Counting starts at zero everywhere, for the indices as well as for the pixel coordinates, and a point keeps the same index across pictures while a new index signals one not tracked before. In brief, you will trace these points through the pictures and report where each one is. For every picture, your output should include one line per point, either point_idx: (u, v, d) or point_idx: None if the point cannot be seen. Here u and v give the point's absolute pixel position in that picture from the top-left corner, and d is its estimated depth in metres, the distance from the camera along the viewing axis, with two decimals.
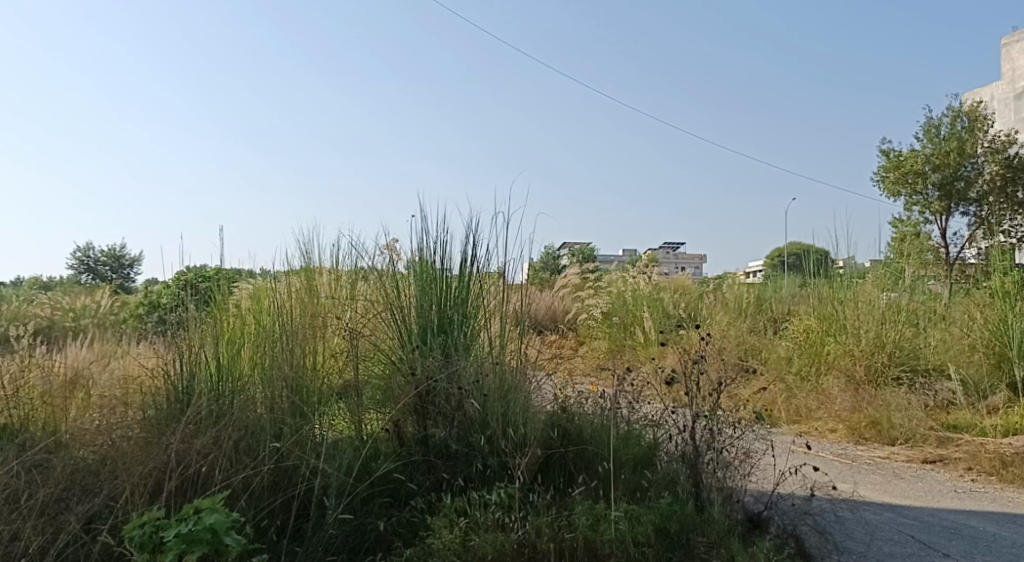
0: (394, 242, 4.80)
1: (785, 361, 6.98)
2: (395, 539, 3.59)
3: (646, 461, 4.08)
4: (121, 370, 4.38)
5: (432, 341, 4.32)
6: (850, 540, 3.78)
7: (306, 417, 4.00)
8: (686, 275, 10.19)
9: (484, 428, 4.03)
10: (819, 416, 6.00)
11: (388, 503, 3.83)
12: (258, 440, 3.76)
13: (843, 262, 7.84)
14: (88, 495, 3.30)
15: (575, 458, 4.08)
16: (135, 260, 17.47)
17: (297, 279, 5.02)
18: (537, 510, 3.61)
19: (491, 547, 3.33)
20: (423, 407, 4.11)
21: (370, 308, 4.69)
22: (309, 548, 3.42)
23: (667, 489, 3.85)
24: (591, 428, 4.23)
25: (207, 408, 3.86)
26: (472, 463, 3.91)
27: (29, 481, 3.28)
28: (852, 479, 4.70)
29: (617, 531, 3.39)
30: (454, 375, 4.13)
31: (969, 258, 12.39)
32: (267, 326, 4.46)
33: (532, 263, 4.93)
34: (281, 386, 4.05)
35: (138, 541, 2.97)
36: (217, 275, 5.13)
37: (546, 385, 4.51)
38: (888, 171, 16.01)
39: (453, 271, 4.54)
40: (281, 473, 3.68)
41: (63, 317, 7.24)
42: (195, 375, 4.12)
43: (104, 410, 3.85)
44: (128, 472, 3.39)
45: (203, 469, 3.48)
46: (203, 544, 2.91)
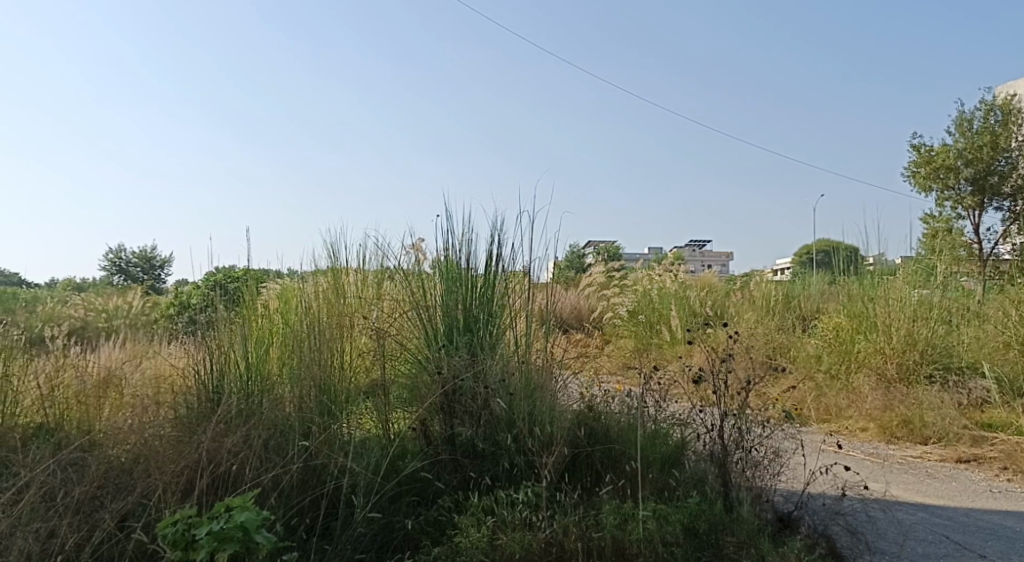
0: (419, 242, 4.83)
1: (814, 359, 6.89)
2: (423, 537, 3.61)
3: (674, 460, 4.05)
4: (152, 370, 4.45)
5: (458, 339, 4.33)
6: (882, 540, 3.73)
7: (334, 416, 4.07)
8: (712, 273, 10.13)
9: (510, 427, 4.02)
10: (849, 415, 5.93)
11: (416, 502, 3.85)
12: (287, 439, 3.79)
13: (873, 258, 7.72)
14: (122, 493, 3.36)
15: (602, 457, 4.06)
16: (165, 261, 17.79)
17: (324, 279, 5.08)
18: (565, 509, 3.61)
19: (519, 546, 3.33)
20: (450, 405, 4.10)
21: (395, 307, 4.71)
22: (338, 546, 3.44)
23: (695, 489, 3.82)
24: (617, 427, 4.21)
25: (237, 407, 3.90)
26: (499, 461, 3.90)
27: (65, 478, 3.35)
28: (883, 478, 4.64)
29: (645, 531, 3.37)
30: (480, 374, 4.15)
31: (1004, 254, 12.19)
32: (295, 326, 4.50)
33: (557, 262, 4.93)
34: (310, 385, 4.10)
35: (170, 539, 3.01)
36: (245, 275, 5.19)
37: (572, 384, 4.50)
38: (919, 167, 15.84)
39: (478, 270, 4.56)
40: (309, 472, 3.71)
41: (96, 318, 7.39)
42: (225, 374, 4.17)
43: (136, 409, 3.91)
44: (161, 471, 3.44)
45: (233, 467, 3.52)
46: (234, 542, 2.94)
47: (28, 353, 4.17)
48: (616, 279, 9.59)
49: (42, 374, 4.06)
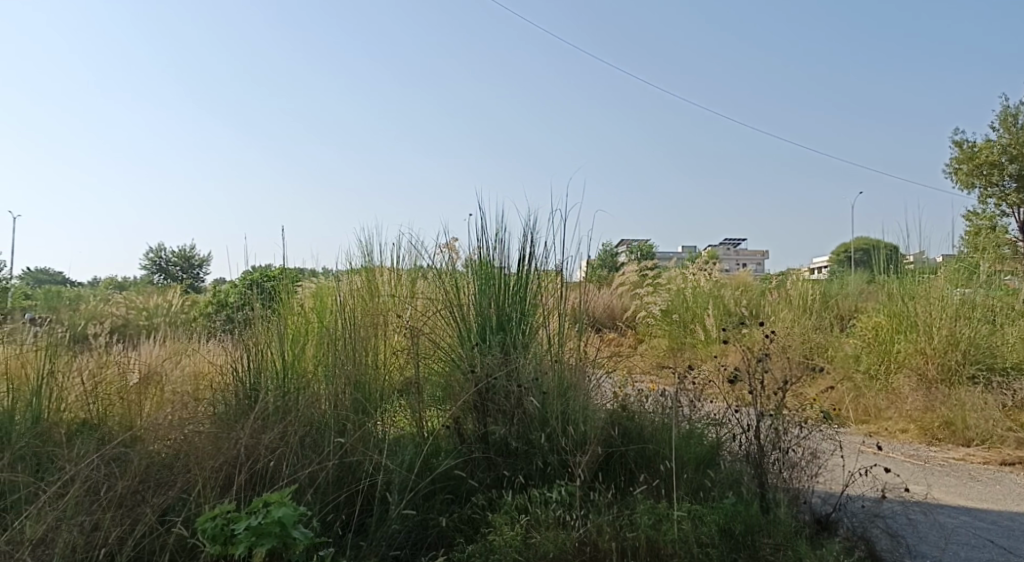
0: (452, 242, 4.85)
1: (852, 359, 6.77)
2: (457, 535, 3.62)
3: (709, 460, 4.01)
4: (191, 367, 4.53)
5: (491, 338, 4.33)
6: (923, 544, 3.65)
7: (368, 414, 4.10)
8: (746, 271, 10.02)
9: (544, 425, 4.02)
10: (889, 416, 5.84)
11: (450, 500, 3.87)
12: (323, 436, 3.84)
13: (912, 256, 7.57)
14: (162, 488, 3.42)
15: (636, 457, 4.05)
16: (204, 261, 18.16)
17: (358, 279, 5.12)
18: (598, 509, 3.60)
19: (553, 545, 3.32)
20: (483, 404, 4.13)
21: (429, 305, 4.73)
22: (373, 542, 3.47)
23: (731, 489, 3.79)
24: (651, 427, 4.18)
25: (274, 404, 3.95)
26: (532, 460, 3.91)
27: (108, 473, 3.41)
28: (924, 481, 4.56)
29: (680, 531, 3.35)
30: (513, 373, 4.15)
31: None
32: (330, 325, 4.54)
33: (590, 260, 4.91)
34: (344, 383, 4.14)
35: (210, 534, 3.07)
36: (282, 274, 5.26)
37: (605, 384, 4.47)
38: (961, 163, 15.54)
39: (511, 269, 4.57)
40: (344, 469, 3.75)
41: (137, 317, 7.54)
42: (261, 371, 4.22)
43: (176, 405, 3.98)
44: (200, 466, 3.50)
45: (271, 463, 3.58)
46: (272, 537, 2.99)
47: (72, 350, 4.26)
48: (649, 278, 9.53)
49: (85, 370, 4.15)
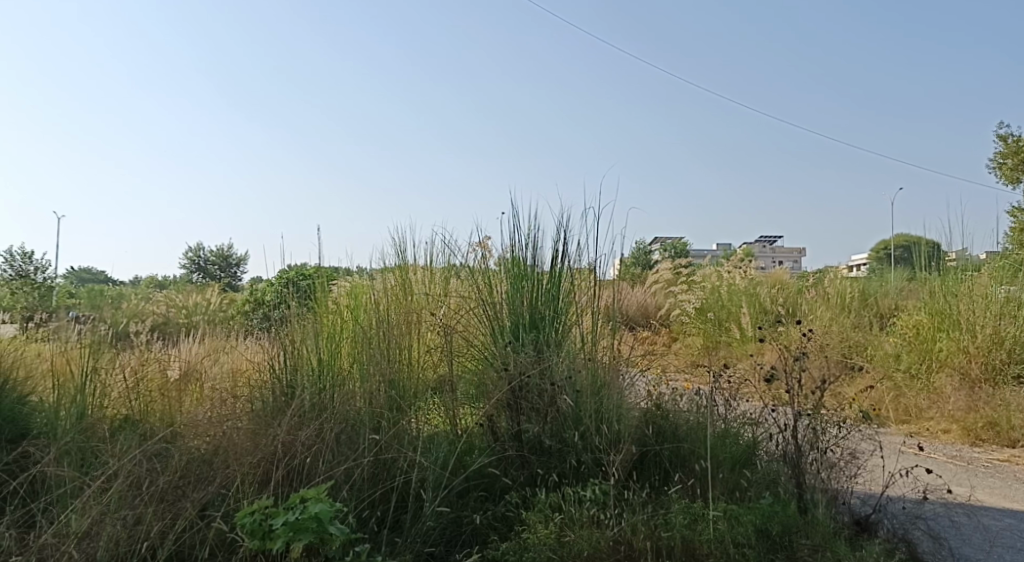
0: (485, 240, 4.87)
1: (892, 358, 6.64)
2: (491, 533, 3.63)
3: (745, 460, 3.97)
4: (229, 364, 4.61)
5: (524, 336, 4.33)
6: (966, 546, 3.58)
7: (403, 411, 4.12)
8: (782, 269, 9.88)
9: (577, 424, 4.02)
10: (930, 416, 5.72)
11: (484, 497, 3.89)
12: (358, 433, 3.87)
13: (954, 254, 7.40)
14: (202, 483, 3.49)
15: (670, 456, 4.02)
16: (241, 260, 18.50)
17: (392, 277, 5.16)
18: (633, 508, 3.58)
19: (587, 544, 3.31)
20: (517, 402, 4.11)
21: (462, 303, 4.75)
22: (408, 539, 3.50)
23: (767, 489, 3.76)
24: (686, 426, 4.15)
25: (311, 401, 4.00)
26: (566, 459, 3.90)
27: (150, 468, 3.47)
28: (968, 482, 4.46)
29: (715, 531, 3.33)
30: (546, 372, 4.15)
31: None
32: (365, 323, 4.58)
33: (624, 258, 4.88)
34: (379, 381, 4.17)
35: (248, 528, 3.12)
36: (317, 273, 5.32)
37: (639, 382, 4.44)
38: (1006, 157, 15.15)
39: (543, 267, 4.56)
40: (379, 465, 3.78)
41: (177, 314, 7.69)
42: (298, 369, 4.27)
43: (215, 402, 4.06)
44: (239, 462, 3.56)
45: (307, 460, 3.62)
46: (309, 533, 3.04)
47: (114, 347, 4.35)
48: (684, 277, 9.45)
49: (127, 367, 4.23)
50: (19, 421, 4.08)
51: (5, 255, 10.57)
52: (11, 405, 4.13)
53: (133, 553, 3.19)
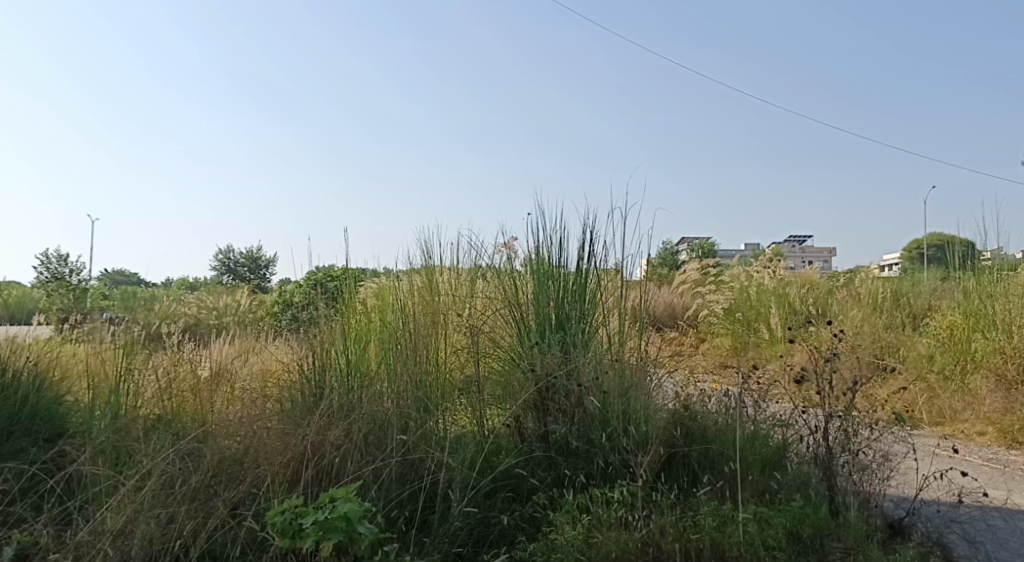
0: (511, 241, 4.88)
1: (925, 359, 6.53)
2: (519, 534, 3.63)
3: (775, 462, 3.93)
4: (259, 365, 4.67)
5: (550, 337, 4.33)
6: (1003, 550, 3.50)
7: (430, 412, 4.13)
8: (812, 269, 9.76)
9: (605, 425, 4.00)
10: (965, 418, 5.61)
11: (511, 498, 3.89)
12: (386, 433, 3.91)
13: (990, 253, 7.25)
14: (233, 482, 3.54)
15: (699, 458, 3.98)
16: (269, 262, 18.80)
17: (418, 278, 5.18)
18: (661, 509, 3.56)
19: (615, 546, 3.30)
20: (544, 403, 4.12)
21: (488, 304, 4.76)
22: (436, 539, 3.51)
23: (798, 492, 3.72)
24: (714, 427, 4.12)
25: (340, 401, 4.03)
26: (594, 460, 3.89)
27: (182, 467, 3.52)
28: (1005, 486, 4.36)
29: (745, 534, 3.30)
30: (573, 373, 4.14)
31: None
32: (392, 324, 4.60)
33: (651, 258, 4.85)
34: (407, 382, 4.20)
35: (278, 527, 3.16)
36: (345, 274, 5.37)
37: (667, 383, 4.41)
38: None
39: (569, 268, 4.56)
40: (407, 465, 3.80)
41: (208, 316, 7.82)
42: (326, 369, 4.31)
43: (245, 403, 4.11)
44: (269, 461, 3.61)
45: (336, 460, 3.67)
46: (339, 532, 3.06)
47: (147, 347, 4.41)
48: (711, 277, 9.37)
49: (160, 367, 4.27)
50: (56, 421, 4.15)
51: (42, 258, 10.81)
52: (48, 405, 4.20)
53: (166, 551, 3.24)
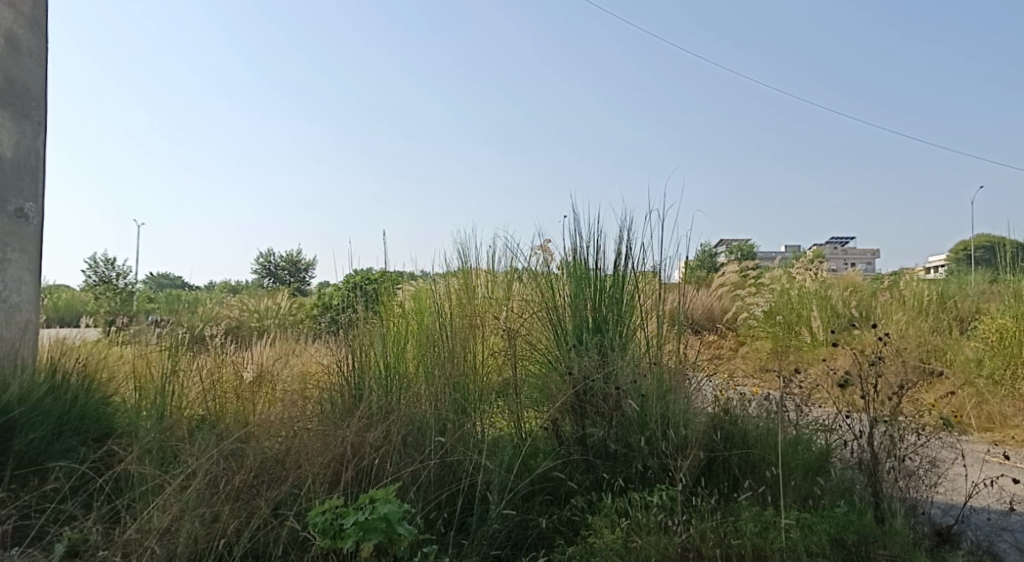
0: (547, 243, 4.88)
1: (973, 363, 6.36)
2: (557, 536, 3.62)
3: (818, 467, 3.86)
4: (299, 367, 4.74)
5: (588, 340, 4.32)
6: None
7: (468, 414, 4.14)
8: (854, 271, 9.59)
9: (643, 429, 3.97)
10: (1016, 424, 5.47)
11: (550, 501, 3.88)
12: (424, 435, 3.95)
13: None
14: (276, 482, 3.59)
15: (740, 462, 3.93)
16: (306, 266, 19.12)
17: (455, 280, 5.20)
18: (701, 515, 3.52)
19: (654, 550, 3.28)
20: (582, 406, 4.12)
21: (525, 307, 4.77)
22: (475, 541, 3.52)
23: (842, 498, 3.67)
24: (755, 431, 4.07)
25: (378, 403, 4.07)
26: (632, 464, 3.87)
27: (226, 467, 3.58)
28: None
29: (788, 540, 3.26)
30: (610, 376, 4.11)
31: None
32: (429, 326, 4.63)
33: (689, 260, 4.81)
34: (444, 384, 4.22)
35: (320, 527, 3.20)
36: (383, 277, 5.41)
37: (706, 387, 4.36)
38: None
39: (607, 271, 4.54)
40: (445, 467, 3.82)
41: (248, 319, 7.95)
42: (365, 371, 4.35)
43: (286, 403, 4.16)
44: (310, 462, 3.65)
45: (375, 461, 3.70)
46: (379, 533, 3.09)
47: (191, 349, 4.50)
48: (750, 279, 9.27)
49: (203, 369, 4.35)
50: (104, 421, 4.19)
51: (89, 262, 11.14)
52: (96, 405, 4.27)
53: (211, 549, 3.30)
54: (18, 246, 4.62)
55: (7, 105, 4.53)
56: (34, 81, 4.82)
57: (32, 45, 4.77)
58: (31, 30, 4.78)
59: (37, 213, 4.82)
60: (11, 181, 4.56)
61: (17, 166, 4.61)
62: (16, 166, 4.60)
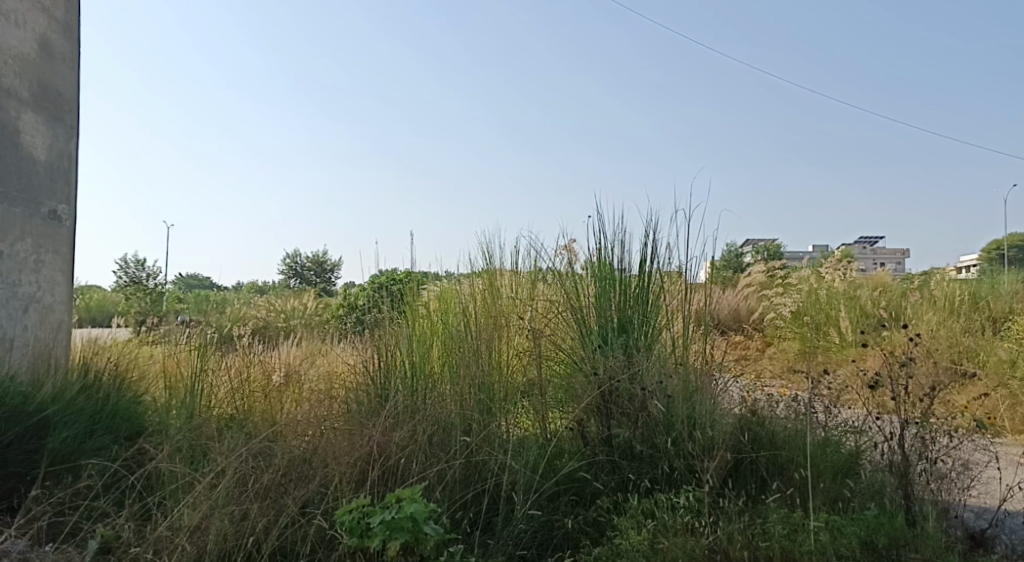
0: (572, 243, 4.87)
1: (1007, 364, 6.25)
2: (583, 537, 3.62)
3: (848, 469, 3.82)
4: (326, 366, 4.78)
5: (613, 340, 4.30)
6: None
7: (493, 414, 4.15)
8: (883, 271, 9.47)
9: (669, 430, 3.95)
10: None
11: (575, 502, 3.87)
12: (449, 435, 3.96)
13: None
14: (303, 481, 3.62)
15: (768, 464, 3.90)
16: (331, 267, 19.28)
17: (480, 280, 5.21)
18: (729, 516, 3.49)
19: (681, 552, 3.25)
20: (607, 407, 4.09)
21: (550, 307, 4.77)
22: (501, 541, 3.52)
23: (872, 500, 3.62)
24: (783, 433, 4.03)
25: (404, 402, 4.09)
26: (658, 465, 3.85)
27: (255, 466, 3.61)
28: None
29: (817, 543, 3.22)
30: (636, 377, 4.08)
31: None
32: (454, 327, 4.64)
33: (715, 260, 4.78)
34: (469, 383, 4.23)
35: (347, 526, 3.20)
36: (409, 277, 5.44)
37: (733, 388, 4.33)
38: None
39: (632, 271, 4.53)
40: (471, 467, 3.83)
41: (275, 319, 8.03)
42: (391, 371, 4.38)
43: (313, 403, 4.20)
44: (337, 462, 3.68)
45: (401, 461, 3.72)
46: (405, 532, 3.10)
47: (219, 350, 4.56)
48: (777, 279, 9.18)
49: (232, 368, 4.42)
50: (135, 420, 4.23)
51: (120, 262, 11.31)
52: (127, 405, 4.33)
53: (240, 547, 3.33)
54: (52, 247, 4.72)
55: (41, 108, 4.61)
56: (66, 84, 4.90)
57: (64, 49, 4.86)
58: (64, 35, 4.87)
59: (70, 215, 4.91)
60: (45, 184, 4.65)
61: (50, 168, 4.70)
62: (50, 169, 4.69)
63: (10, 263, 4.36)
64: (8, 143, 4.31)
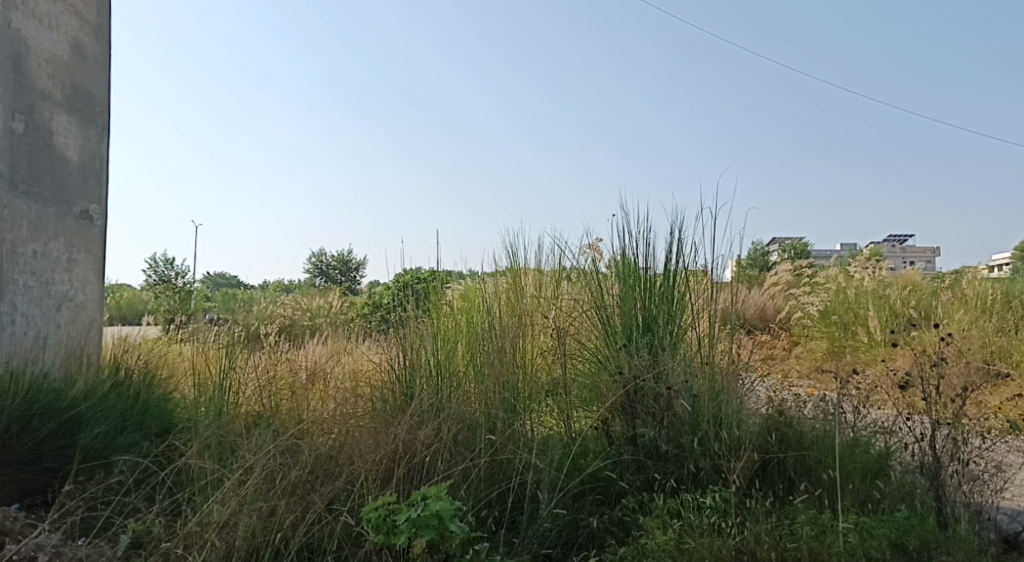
0: (596, 242, 4.86)
1: None
2: (608, 536, 3.60)
3: (877, 470, 3.78)
4: (352, 365, 4.81)
5: (638, 339, 4.28)
6: None
7: (518, 413, 4.15)
8: (913, 270, 9.34)
9: (695, 429, 3.93)
10: None
11: (600, 501, 3.87)
12: (474, 433, 3.97)
13: None
14: (330, 478, 3.64)
15: (795, 465, 3.87)
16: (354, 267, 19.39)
17: (504, 279, 5.22)
18: (756, 517, 3.47)
19: (708, 552, 3.23)
20: (632, 406, 4.07)
21: (574, 306, 4.76)
22: (526, 539, 3.53)
23: (902, 502, 3.57)
24: (811, 433, 3.99)
25: (429, 401, 4.11)
26: (684, 464, 3.82)
27: (282, 463, 3.64)
28: None
29: (845, 544, 3.18)
30: (661, 376, 4.06)
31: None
32: (479, 326, 4.64)
33: (742, 259, 4.74)
34: (494, 382, 4.23)
35: (373, 523, 3.20)
36: (434, 277, 5.46)
37: (759, 388, 4.30)
38: None
39: (657, 270, 4.50)
40: (496, 466, 3.84)
41: (301, 317, 8.10)
42: (416, 369, 4.39)
43: (339, 401, 4.22)
44: (363, 459, 3.70)
45: (427, 459, 3.73)
46: (431, 529, 3.11)
47: (246, 348, 4.61)
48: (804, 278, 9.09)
49: (259, 367, 4.46)
50: (164, 417, 4.28)
51: (150, 261, 11.47)
52: (156, 402, 4.38)
53: (267, 543, 3.35)
54: (84, 247, 4.79)
55: (73, 109, 4.69)
56: (97, 85, 4.98)
57: (96, 51, 4.94)
58: (95, 38, 4.94)
59: (100, 214, 4.99)
60: (77, 184, 4.73)
61: (82, 169, 4.78)
62: (81, 169, 4.76)
63: (44, 262, 4.43)
64: (42, 144, 4.38)
